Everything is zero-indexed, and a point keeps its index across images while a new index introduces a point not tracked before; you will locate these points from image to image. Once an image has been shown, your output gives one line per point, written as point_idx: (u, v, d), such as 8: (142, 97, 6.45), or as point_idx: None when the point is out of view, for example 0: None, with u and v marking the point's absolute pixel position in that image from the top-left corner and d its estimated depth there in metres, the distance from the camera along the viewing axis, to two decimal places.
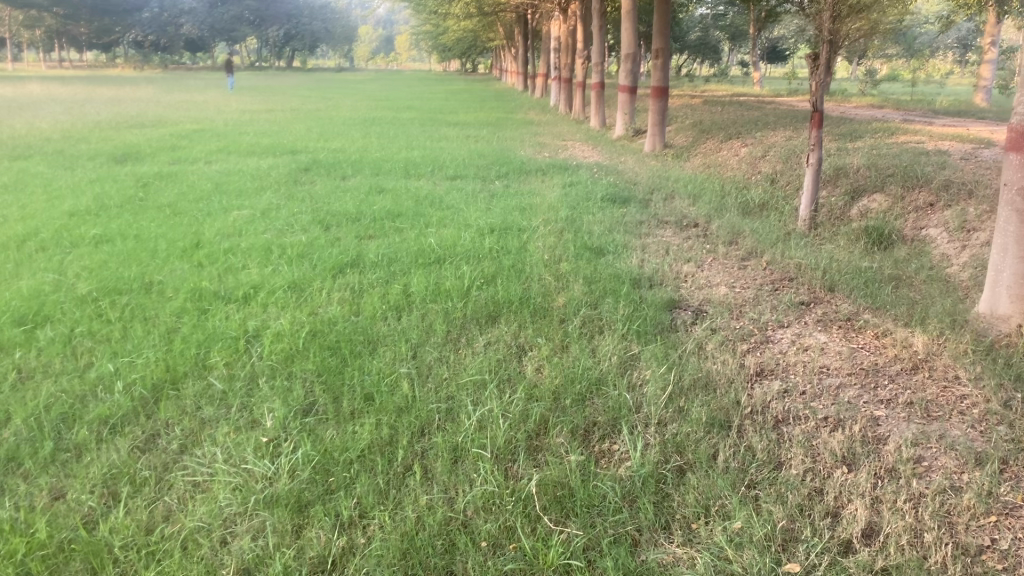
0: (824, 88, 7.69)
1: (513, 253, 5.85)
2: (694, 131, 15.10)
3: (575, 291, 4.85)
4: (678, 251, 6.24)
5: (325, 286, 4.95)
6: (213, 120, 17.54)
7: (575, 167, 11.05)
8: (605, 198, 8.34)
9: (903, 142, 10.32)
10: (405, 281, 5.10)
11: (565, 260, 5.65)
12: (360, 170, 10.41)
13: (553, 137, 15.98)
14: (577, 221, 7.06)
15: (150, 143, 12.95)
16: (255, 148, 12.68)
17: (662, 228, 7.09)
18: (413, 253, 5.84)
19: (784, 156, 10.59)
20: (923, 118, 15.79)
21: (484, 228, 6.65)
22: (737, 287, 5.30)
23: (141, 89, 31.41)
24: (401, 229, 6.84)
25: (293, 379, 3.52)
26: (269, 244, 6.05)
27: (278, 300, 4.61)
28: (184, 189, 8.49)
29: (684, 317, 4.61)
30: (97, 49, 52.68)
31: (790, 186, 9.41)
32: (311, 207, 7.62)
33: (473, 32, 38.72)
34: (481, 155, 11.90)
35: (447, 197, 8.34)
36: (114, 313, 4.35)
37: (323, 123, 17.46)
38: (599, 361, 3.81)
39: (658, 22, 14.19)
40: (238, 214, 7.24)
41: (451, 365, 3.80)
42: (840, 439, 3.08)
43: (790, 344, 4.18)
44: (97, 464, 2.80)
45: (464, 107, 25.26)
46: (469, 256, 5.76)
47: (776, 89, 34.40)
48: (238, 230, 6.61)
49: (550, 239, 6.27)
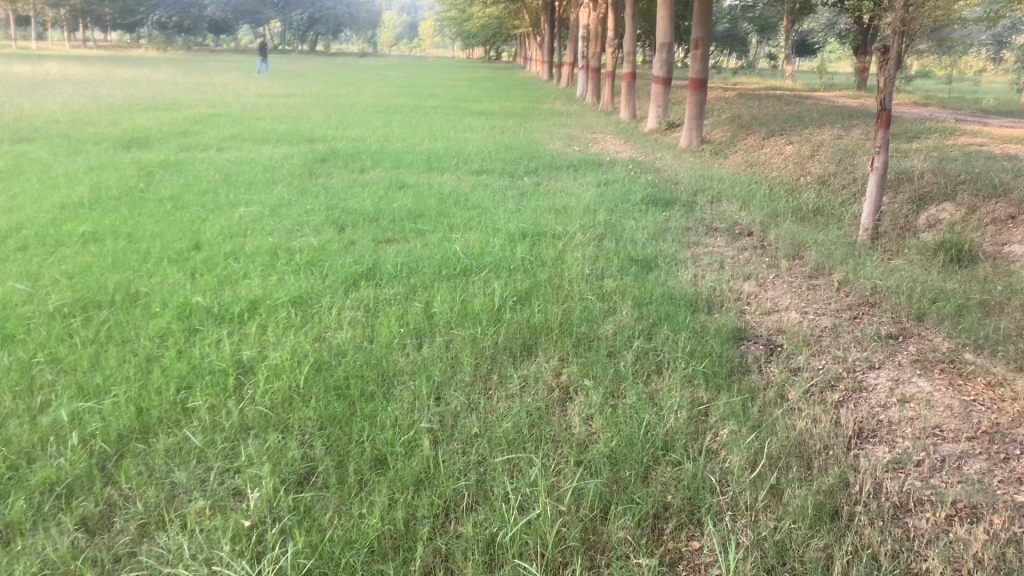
0: (893, 84, 6.93)
1: (550, 265, 5.16)
2: (732, 125, 14.34)
3: (626, 317, 4.17)
4: (734, 265, 5.54)
5: (335, 303, 4.28)
6: (230, 104, 16.93)
7: (610, 162, 10.35)
8: (645, 199, 7.64)
9: (965, 145, 9.53)
10: (427, 298, 4.43)
11: (609, 274, 4.97)
12: (380, 162, 9.74)
13: (582, 130, 15.22)
14: (618, 227, 6.37)
15: (161, 128, 12.35)
16: (271, 135, 12.05)
17: (713, 238, 6.39)
18: (435, 261, 5.17)
19: (836, 156, 9.84)
20: (975, 117, 14.91)
21: (516, 233, 5.97)
22: (810, 313, 4.59)
23: (165, 71, 31.06)
24: (422, 232, 6.18)
25: (288, 433, 2.87)
26: (274, 248, 5.40)
27: (280, 321, 3.95)
28: (190, 180, 7.87)
29: (757, 353, 3.92)
30: (122, 31, 52.45)
31: (844, 189, 8.66)
32: (324, 204, 6.96)
33: (498, 19, 37.95)
34: (509, 148, 11.22)
35: (473, 195, 7.67)
36: (86, 334, 3.71)
37: (343, 110, 16.82)
38: (663, 413, 3.12)
39: (698, 11, 13.41)
40: (245, 211, 6.60)
41: (482, 413, 3.12)
42: (986, 542, 2.38)
43: (889, 393, 3.48)
44: (27, 560, 2.17)
45: (488, 95, 24.55)
46: (500, 267, 5.08)
47: (808, 83, 33.41)
48: (243, 229, 5.96)
49: (591, 248, 5.59)
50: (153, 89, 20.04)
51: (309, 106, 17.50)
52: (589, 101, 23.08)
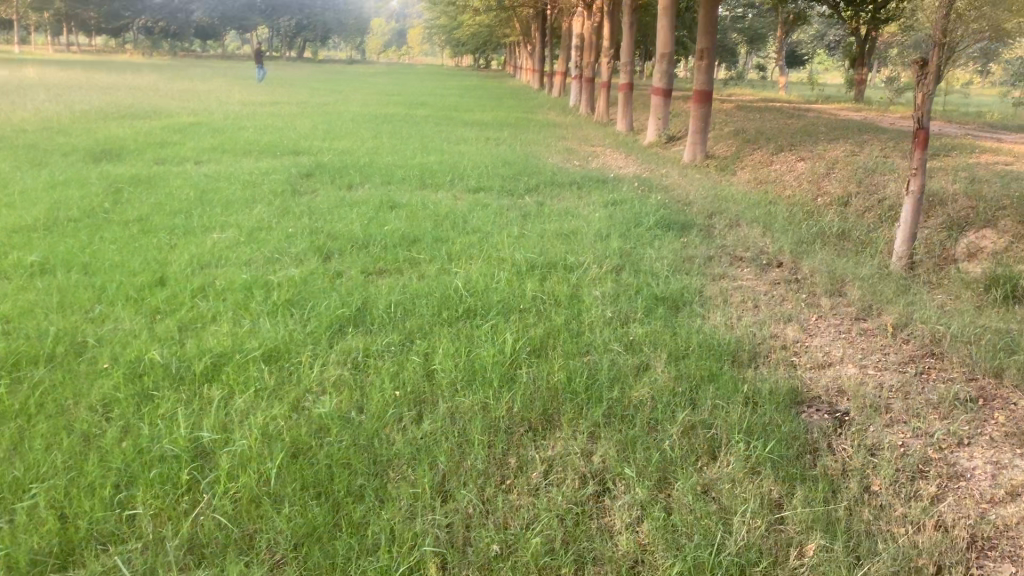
0: (932, 101, 6.32)
1: (565, 305, 4.52)
2: (736, 139, 13.79)
3: (662, 376, 3.52)
4: (770, 305, 4.92)
5: (318, 357, 3.62)
6: (212, 112, 16.25)
7: (614, 179, 9.75)
8: (660, 223, 7.03)
9: (993, 164, 9.00)
10: (427, 350, 3.78)
11: (634, 317, 4.33)
12: (370, 178, 9.10)
13: (580, 143, 14.63)
14: (634, 258, 5.73)
15: (137, 138, 11.66)
16: (253, 146, 11.39)
17: (739, 270, 5.76)
18: (433, 300, 4.51)
19: (855, 175, 9.26)
20: (987, 133, 14.41)
21: (522, 264, 5.33)
22: (871, 369, 3.95)
23: (147, 77, 30.39)
24: (417, 261, 5.53)
25: (252, 558, 2.24)
26: (250, 282, 4.74)
27: (251, 385, 3.30)
28: (162, 198, 7.20)
29: (822, 424, 3.28)
30: (107, 35, 51.71)
31: (869, 211, 8.08)
32: (308, 227, 6.31)
33: (489, 27, 37.39)
34: (506, 163, 10.58)
35: (472, 216, 7.03)
36: (12, 403, 3.04)
37: (330, 119, 16.17)
38: (728, 523, 2.50)
39: (703, 20, 12.82)
40: (220, 236, 5.92)
41: (501, 520, 2.49)
42: None
43: (994, 480, 2.85)
44: None
45: (479, 104, 23.92)
46: (508, 309, 4.43)
47: (804, 94, 33.04)
48: (215, 259, 5.29)
49: (608, 283, 4.94)
50: (134, 95, 19.31)
51: (294, 116, 16.84)
52: (583, 112, 22.49)
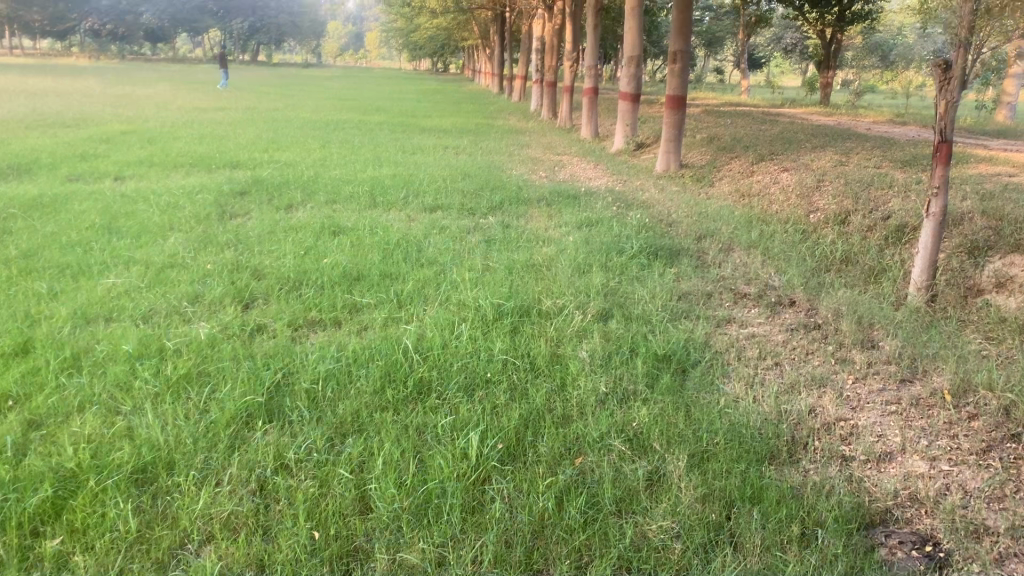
0: (955, 111, 5.46)
1: (545, 373, 3.55)
2: (711, 146, 12.96)
3: (685, 495, 2.57)
4: (795, 364, 4.01)
5: (211, 478, 2.62)
6: (148, 120, 14.99)
7: (586, 194, 8.82)
8: (646, 249, 6.10)
9: (999, 177, 8.23)
10: (365, 454, 2.79)
11: (634, 391, 3.37)
12: (313, 195, 8.06)
13: (545, 151, 13.70)
14: (622, 299, 4.80)
15: (55, 150, 10.44)
16: (185, 159, 10.26)
17: (745, 312, 4.84)
18: (375, 369, 3.50)
19: (849, 188, 8.44)
20: (971, 139, 13.74)
21: (489, 310, 4.35)
22: (946, 463, 3.04)
23: (88, 81, 28.82)
24: (360, 307, 4.53)
25: None
26: (139, 346, 3.70)
27: (105, 535, 2.30)
28: (61, 227, 6.10)
29: (912, 570, 2.37)
30: (50, 38, 49.52)
31: (873, 230, 7.25)
32: (232, 263, 5.26)
33: (446, 29, 36.33)
34: (466, 176, 9.59)
35: (427, 244, 6.04)
36: None
37: (275, 127, 15.00)
38: None
39: (676, 20, 11.86)
40: (119, 277, 4.86)
41: None
42: None
43: None
44: None
45: (438, 110, 22.91)
46: (472, 381, 3.43)
47: (769, 97, 32.47)
48: (104, 311, 4.24)
49: (595, 339, 3.97)
50: (64, 102, 17.98)
51: (237, 122, 15.67)
52: (544, 117, 21.57)
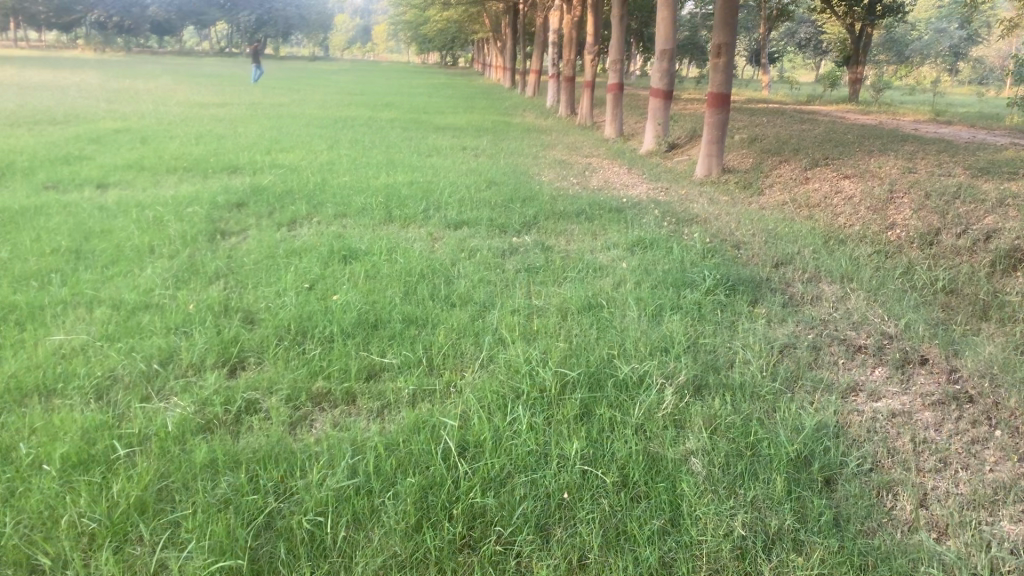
0: None
1: (647, 494, 2.53)
2: (754, 148, 11.86)
3: None
4: (970, 465, 2.94)
5: None
6: (144, 117, 13.98)
7: (629, 206, 7.74)
8: (722, 282, 5.03)
9: None
10: None
11: (785, 532, 2.35)
12: (320, 208, 7.02)
13: (570, 153, 12.64)
14: (715, 359, 3.74)
15: (35, 152, 9.43)
16: (178, 162, 9.24)
17: (870, 375, 3.78)
18: (409, 486, 2.48)
19: (931, 200, 7.36)
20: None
21: (551, 380, 3.29)
22: None
23: (90, 74, 27.80)
24: (379, 373, 3.48)
25: None
26: (81, 443, 2.69)
27: None
28: (19, 251, 5.09)
29: None
30: (56, 32, 48.53)
31: (976, 254, 6.15)
32: (219, 304, 4.22)
33: (457, 22, 35.28)
34: (490, 183, 8.53)
35: (456, 275, 4.99)
36: None
37: (280, 125, 13.95)
38: None
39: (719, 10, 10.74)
40: (74, 325, 3.84)
41: None
42: None
43: None
44: None
45: (452, 106, 21.84)
46: (546, 509, 2.43)
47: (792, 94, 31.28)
48: (47, 381, 3.23)
49: (702, 431, 2.93)
50: (57, 97, 17.00)
51: (238, 120, 14.65)
52: (562, 113, 20.47)
